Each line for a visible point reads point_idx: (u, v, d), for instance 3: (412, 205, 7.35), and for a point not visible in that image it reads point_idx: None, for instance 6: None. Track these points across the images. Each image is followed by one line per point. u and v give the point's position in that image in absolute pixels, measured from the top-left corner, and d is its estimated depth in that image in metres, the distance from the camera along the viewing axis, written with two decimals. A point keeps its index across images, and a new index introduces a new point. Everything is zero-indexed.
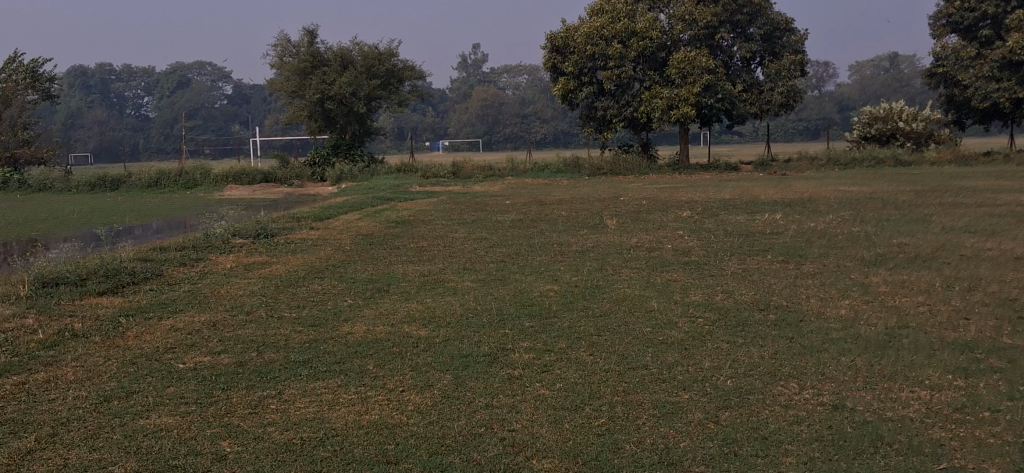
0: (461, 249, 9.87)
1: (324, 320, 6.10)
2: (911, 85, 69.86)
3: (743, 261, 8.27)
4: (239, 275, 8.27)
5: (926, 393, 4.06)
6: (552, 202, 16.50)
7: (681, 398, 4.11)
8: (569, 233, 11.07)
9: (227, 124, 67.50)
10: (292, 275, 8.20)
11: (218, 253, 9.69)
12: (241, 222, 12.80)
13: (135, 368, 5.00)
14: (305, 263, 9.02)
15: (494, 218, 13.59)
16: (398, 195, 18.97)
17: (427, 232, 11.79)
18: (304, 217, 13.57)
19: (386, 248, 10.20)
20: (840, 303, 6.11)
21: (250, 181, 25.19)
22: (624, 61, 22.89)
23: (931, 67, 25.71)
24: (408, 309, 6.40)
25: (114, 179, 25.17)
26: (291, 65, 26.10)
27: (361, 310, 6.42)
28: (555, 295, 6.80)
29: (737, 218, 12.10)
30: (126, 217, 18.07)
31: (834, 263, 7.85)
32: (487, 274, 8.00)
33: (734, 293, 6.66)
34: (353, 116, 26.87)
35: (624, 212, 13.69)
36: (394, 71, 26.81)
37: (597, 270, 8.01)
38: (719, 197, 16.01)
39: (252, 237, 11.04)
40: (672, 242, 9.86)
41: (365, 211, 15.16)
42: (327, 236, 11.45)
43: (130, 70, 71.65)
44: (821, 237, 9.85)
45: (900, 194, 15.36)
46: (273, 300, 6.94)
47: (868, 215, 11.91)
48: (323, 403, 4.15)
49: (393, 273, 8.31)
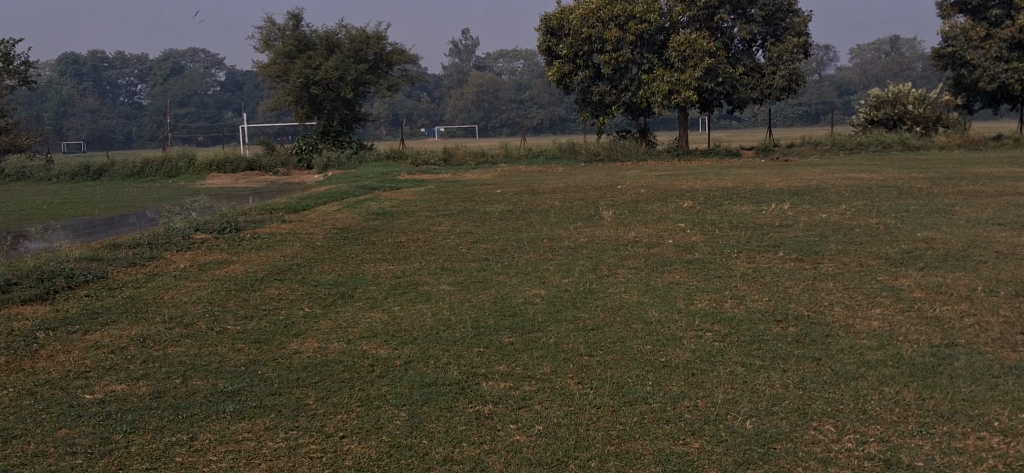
0: (442, 246, 9.03)
1: (272, 335, 5.26)
2: (913, 68, 68.81)
3: (751, 259, 7.46)
4: (191, 277, 7.40)
5: (998, 442, 3.24)
6: (546, 191, 15.69)
7: (689, 447, 3.27)
8: (561, 226, 10.25)
9: (219, 111, 66.47)
10: (249, 277, 7.34)
11: (174, 250, 8.83)
12: (213, 214, 11.95)
13: (31, 400, 4.11)
14: (268, 263, 8.17)
15: (482, 209, 12.76)
16: (384, 184, 18.13)
17: (408, 226, 10.97)
18: (278, 209, 12.71)
19: (360, 244, 9.38)
20: (869, 313, 5.32)
21: (234, 169, 24.36)
22: (621, 45, 22.02)
23: (939, 48, 24.82)
24: (372, 320, 5.57)
25: (96, 169, 24.38)
26: (276, 49, 25.22)
27: (317, 321, 5.60)
28: (541, 302, 5.97)
29: (742, 208, 11.29)
30: (100, 207, 17.21)
31: (855, 262, 7.05)
32: (468, 275, 7.18)
33: (747, 300, 5.84)
34: (341, 102, 25.99)
35: (621, 201, 12.90)
36: (382, 55, 25.94)
37: (589, 270, 7.18)
38: (721, 184, 15.23)
39: (218, 231, 10.19)
40: (672, 236, 9.07)
41: (347, 202, 14.35)
42: (298, 230, 10.61)
43: (121, 57, 70.55)
44: (835, 230, 9.05)
45: (914, 182, 14.58)
46: (220, 308, 6.09)
47: (884, 205, 11.12)
48: (241, 456, 3.31)
49: (364, 273, 7.48)
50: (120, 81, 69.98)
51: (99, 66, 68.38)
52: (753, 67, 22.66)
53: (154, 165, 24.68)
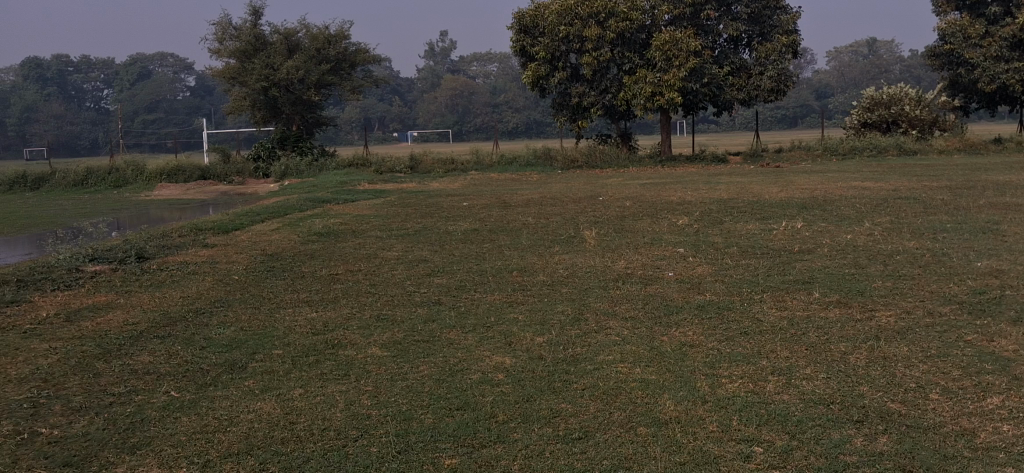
0: (385, 281, 7.25)
1: (95, 451, 3.48)
2: (889, 71, 68.02)
3: (779, 304, 5.73)
4: (45, 334, 5.57)
5: None
6: (520, 203, 14.06)
7: None
8: (535, 252, 8.53)
9: (189, 117, 64.15)
10: (121, 335, 5.50)
11: (46, 292, 6.97)
12: (129, 236, 10.06)
13: None
14: (159, 309, 6.35)
15: (444, 227, 11.06)
16: (340, 195, 16.40)
17: (353, 251, 9.21)
18: (206, 229, 10.89)
19: (286, 277, 7.62)
20: (988, 405, 3.64)
21: (186, 179, 22.49)
22: (602, 44, 20.34)
23: (934, 46, 23.36)
24: (256, 418, 3.80)
25: (37, 178, 22.37)
26: (231, 48, 23.32)
27: (177, 420, 3.81)
28: (506, 382, 4.23)
29: (747, 227, 9.61)
30: (20, 223, 15.26)
31: (920, 310, 5.39)
32: (410, 330, 5.40)
33: (796, 378, 4.12)
34: (302, 105, 24.16)
35: (605, 217, 11.25)
36: (346, 56, 24.17)
37: (570, 322, 5.44)
38: (713, 195, 13.62)
39: (117, 261, 8.34)
40: (672, 266, 7.38)
41: (290, 218, 12.55)
42: (218, 258, 8.80)
43: (88, 61, 68.40)
44: (871, 257, 7.40)
45: (930, 190, 13.04)
46: (50, 394, 4.27)
47: (911, 222, 9.53)
48: None
49: (276, 327, 5.69)
50: (87, 86, 67.55)
51: (65, 71, 66.04)
52: (739, 67, 21.07)
53: (97, 174, 22.65)
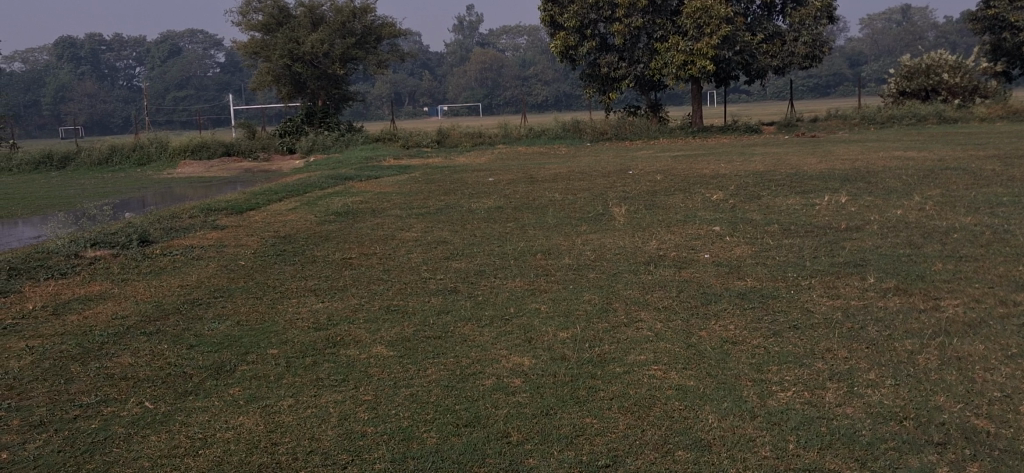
0: (399, 266, 6.74)
1: None
2: (925, 37, 66.37)
3: (830, 291, 5.14)
4: (26, 331, 5.11)
5: None
6: (548, 177, 13.51)
7: None
8: (561, 231, 7.97)
9: (219, 93, 63.97)
10: (105, 333, 5.01)
11: (40, 282, 6.50)
12: (144, 219, 9.60)
13: None
14: (154, 300, 5.87)
15: (467, 205, 10.53)
16: (363, 172, 15.92)
17: (370, 232, 8.71)
18: (220, 210, 10.43)
19: (296, 263, 7.12)
20: None
21: (211, 156, 22.06)
22: (632, 12, 19.59)
23: (976, 10, 22.37)
24: (234, 438, 3.29)
25: (62, 157, 22.08)
26: (255, 23, 22.80)
27: (146, 441, 3.32)
28: (523, 389, 3.69)
29: (788, 202, 9.00)
30: (40, 204, 14.90)
31: (992, 297, 4.79)
32: (419, 325, 4.87)
33: (859, 386, 3.54)
34: (326, 80, 23.66)
35: (636, 192, 10.68)
36: (372, 28, 23.49)
37: (596, 314, 4.89)
38: (749, 168, 12.99)
39: (120, 246, 7.87)
40: (711, 246, 6.79)
41: (308, 197, 12.06)
42: (228, 241, 8.33)
43: (119, 39, 68.32)
44: (927, 235, 6.76)
45: (977, 161, 12.32)
46: (12, 406, 3.79)
47: (963, 195, 8.88)
48: None
49: (274, 321, 5.18)
50: (119, 64, 67.59)
51: (97, 49, 66.07)
52: (773, 34, 20.28)
53: (121, 152, 22.31)
